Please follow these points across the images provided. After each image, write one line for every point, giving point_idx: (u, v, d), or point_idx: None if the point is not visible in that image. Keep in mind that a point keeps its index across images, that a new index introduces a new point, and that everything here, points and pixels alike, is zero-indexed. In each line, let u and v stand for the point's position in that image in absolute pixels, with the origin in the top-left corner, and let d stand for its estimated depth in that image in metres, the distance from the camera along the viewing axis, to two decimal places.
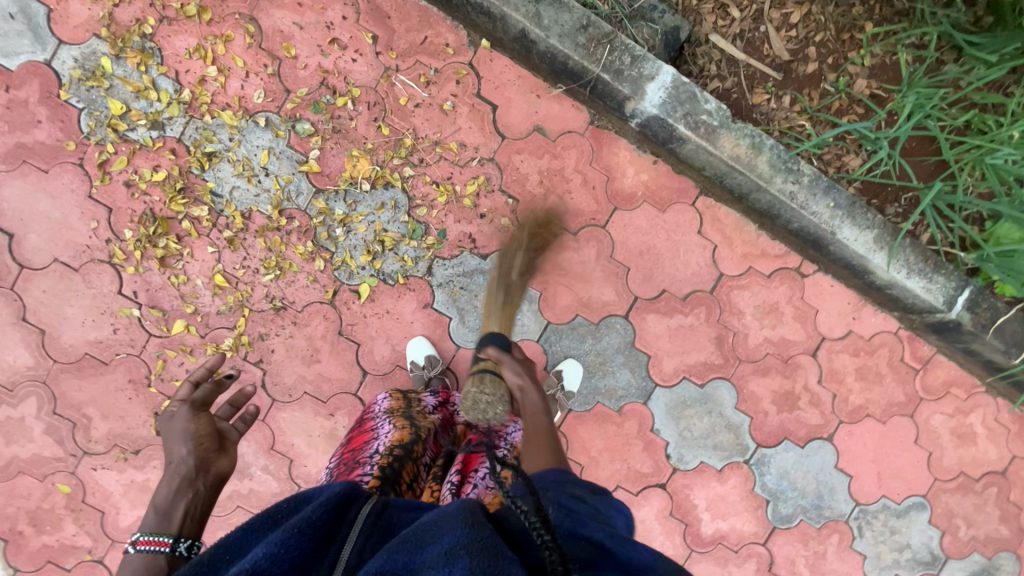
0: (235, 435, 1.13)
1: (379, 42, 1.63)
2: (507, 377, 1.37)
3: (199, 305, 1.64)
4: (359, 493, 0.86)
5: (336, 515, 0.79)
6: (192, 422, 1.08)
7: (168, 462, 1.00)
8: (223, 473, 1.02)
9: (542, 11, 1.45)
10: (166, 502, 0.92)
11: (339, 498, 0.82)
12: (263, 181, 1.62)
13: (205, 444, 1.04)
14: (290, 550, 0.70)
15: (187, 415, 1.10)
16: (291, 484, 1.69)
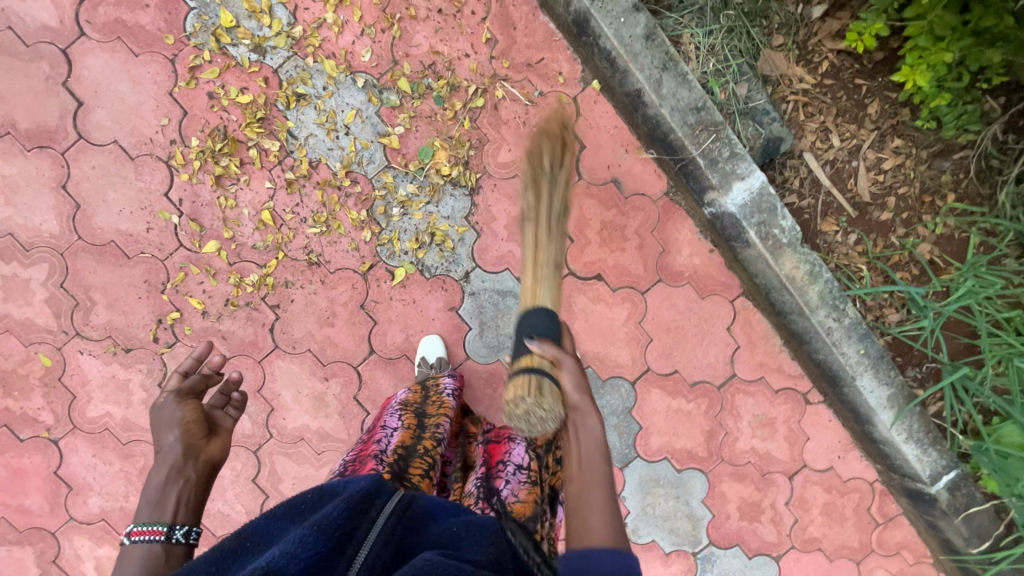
0: (226, 422, 1.12)
1: (497, 47, 1.64)
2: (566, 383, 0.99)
3: (238, 233, 1.63)
4: (380, 490, 0.89)
5: (355, 514, 0.81)
6: (180, 407, 1.04)
7: (158, 449, 0.98)
8: (213, 462, 1.01)
9: (664, 79, 1.46)
10: (156, 492, 0.92)
11: (360, 496, 0.84)
12: (340, 138, 1.62)
13: (192, 431, 1.01)
14: (309, 548, 0.73)
15: (175, 403, 1.05)
16: (263, 431, 1.70)
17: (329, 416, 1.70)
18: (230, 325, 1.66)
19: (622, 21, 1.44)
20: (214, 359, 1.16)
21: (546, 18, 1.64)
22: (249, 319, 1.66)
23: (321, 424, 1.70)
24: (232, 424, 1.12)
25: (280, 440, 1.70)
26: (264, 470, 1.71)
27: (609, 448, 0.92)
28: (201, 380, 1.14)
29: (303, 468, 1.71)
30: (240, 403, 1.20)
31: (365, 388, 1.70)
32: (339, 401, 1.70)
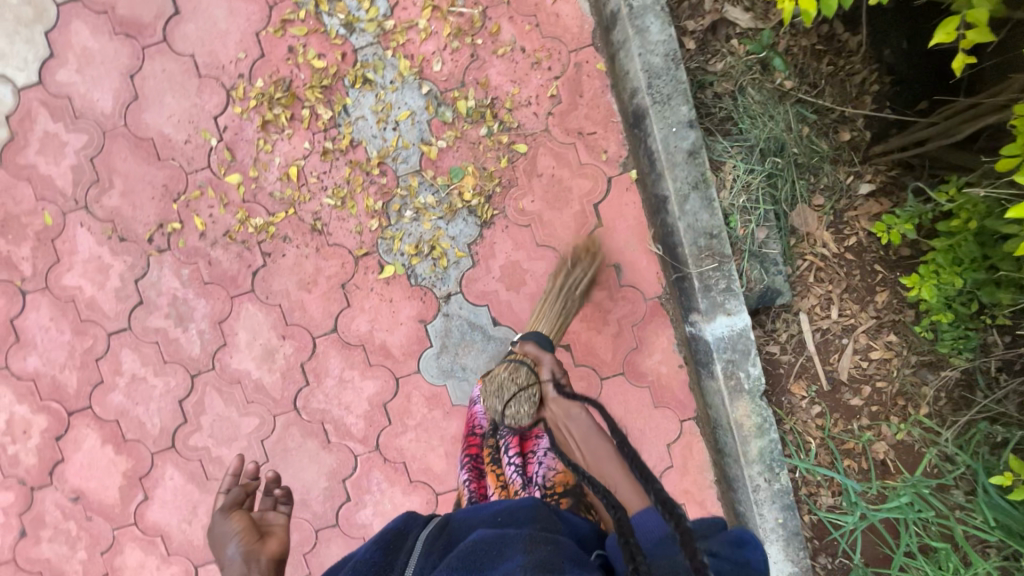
0: (277, 521, 1.21)
1: (557, 106, 1.71)
2: (542, 375, 1.35)
3: (262, 177, 1.72)
4: (412, 522, 1.06)
5: (389, 551, 0.97)
6: (228, 521, 1.14)
7: (222, 563, 1.06)
8: (277, 556, 1.08)
9: (690, 196, 1.50)
10: None
11: (390, 536, 1.01)
12: (387, 130, 1.70)
13: (247, 537, 1.10)
14: None
15: (222, 517, 1.16)
16: (208, 361, 1.76)
17: (272, 371, 1.76)
18: (220, 254, 1.74)
19: (674, 130, 1.49)
20: (249, 465, 1.35)
21: (612, 99, 1.70)
22: (238, 256, 1.74)
23: (261, 375, 1.76)
24: (284, 519, 1.22)
25: (219, 375, 1.77)
26: (194, 395, 1.77)
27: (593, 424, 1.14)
28: (239, 493, 1.26)
29: (229, 408, 1.77)
30: (281, 500, 1.30)
31: (314, 359, 1.76)
32: (287, 361, 1.76)
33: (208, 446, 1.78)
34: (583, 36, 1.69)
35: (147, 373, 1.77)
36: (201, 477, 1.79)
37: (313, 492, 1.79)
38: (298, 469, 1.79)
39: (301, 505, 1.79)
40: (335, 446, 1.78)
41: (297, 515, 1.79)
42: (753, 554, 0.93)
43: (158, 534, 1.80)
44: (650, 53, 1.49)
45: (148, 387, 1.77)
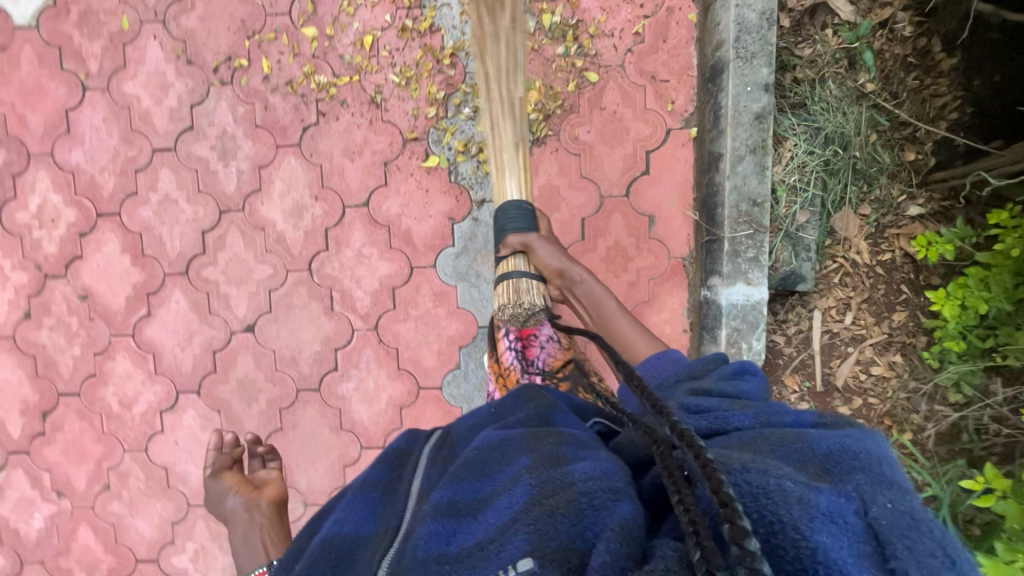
0: (259, 476, 1.48)
1: (640, 45, 1.69)
2: (540, 258, 1.55)
3: (337, 38, 1.73)
4: (415, 439, 1.01)
5: (393, 468, 0.96)
6: (221, 480, 1.43)
7: (226, 511, 1.37)
8: (273, 500, 1.40)
9: (745, 159, 1.49)
10: (242, 540, 1.30)
11: (394, 455, 0.98)
12: (468, 24, 1.71)
13: (243, 488, 1.40)
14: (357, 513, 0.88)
15: (213, 478, 1.43)
16: (239, 200, 1.80)
17: (296, 228, 1.80)
18: (276, 101, 1.76)
19: (748, 90, 1.47)
20: (218, 439, 1.54)
21: (694, 51, 1.68)
22: (294, 108, 1.76)
23: (285, 229, 1.80)
24: (276, 473, 1.51)
25: (246, 217, 1.80)
26: (217, 229, 1.81)
27: (595, 289, 1.55)
28: (228, 455, 1.51)
29: (247, 251, 1.81)
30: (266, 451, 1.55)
31: (339, 227, 1.79)
32: (313, 222, 1.79)
33: (218, 282, 1.83)
34: None
35: (178, 197, 1.81)
36: (204, 309, 1.84)
37: (304, 353, 1.84)
38: (296, 327, 1.83)
39: (290, 361, 1.84)
40: (337, 315, 1.82)
41: (284, 370, 1.85)
42: (748, 384, 1.06)
43: (151, 351, 1.86)
44: (747, 7, 1.45)
45: (176, 210, 1.81)
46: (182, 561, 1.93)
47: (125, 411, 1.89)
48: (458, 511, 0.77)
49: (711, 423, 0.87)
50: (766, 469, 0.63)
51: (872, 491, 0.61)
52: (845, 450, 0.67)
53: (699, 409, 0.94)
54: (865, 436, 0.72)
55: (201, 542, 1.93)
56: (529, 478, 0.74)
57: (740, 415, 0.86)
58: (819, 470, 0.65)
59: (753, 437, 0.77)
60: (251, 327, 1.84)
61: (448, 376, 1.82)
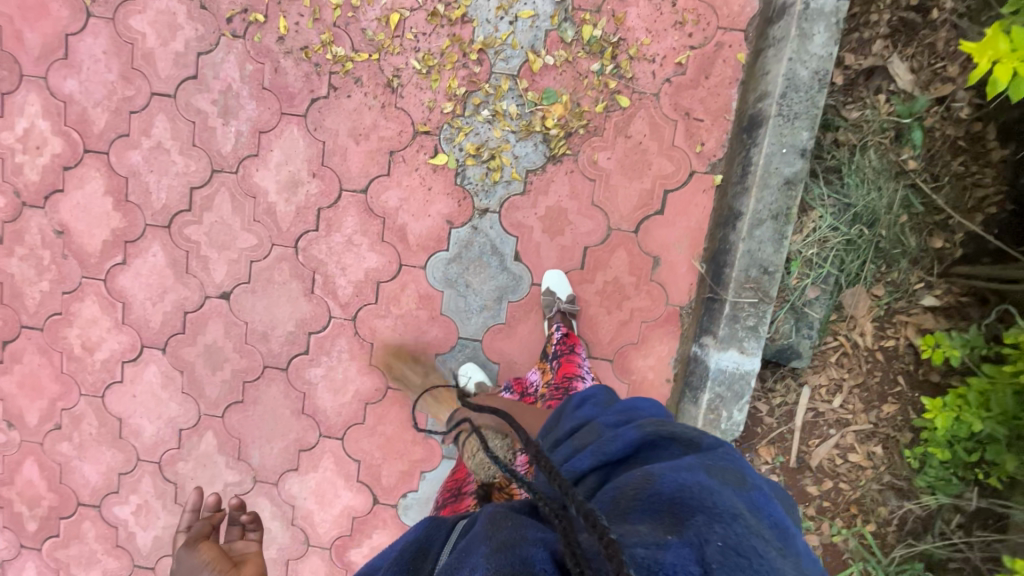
0: (242, 553, 1.17)
1: (679, 77, 1.59)
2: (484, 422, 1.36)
3: (362, 9, 1.62)
4: (437, 534, 0.85)
5: (411, 568, 0.79)
6: (196, 553, 1.09)
7: None
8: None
9: (765, 224, 1.40)
10: None
11: (412, 549, 0.82)
12: (502, 21, 1.60)
13: (218, 565, 1.07)
14: None
15: (188, 552, 1.08)
16: (233, 163, 1.71)
17: (288, 202, 1.72)
18: (289, 66, 1.66)
19: (783, 152, 1.37)
20: (208, 496, 1.22)
21: (736, 94, 1.57)
22: (305, 77, 1.66)
23: (277, 201, 1.72)
24: (256, 548, 1.20)
25: (238, 181, 1.72)
26: (207, 188, 1.73)
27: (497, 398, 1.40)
28: (204, 526, 1.16)
29: (234, 217, 1.73)
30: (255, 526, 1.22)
31: (332, 209, 1.71)
32: (306, 199, 1.71)
33: (199, 243, 1.75)
34: (740, 17, 1.55)
35: (171, 147, 1.72)
36: (181, 267, 1.77)
37: (276, 330, 1.78)
38: (272, 303, 1.77)
39: (261, 336, 1.79)
40: (316, 298, 1.75)
41: (254, 344, 1.79)
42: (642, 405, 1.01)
43: (122, 300, 1.80)
44: (800, 62, 1.34)
45: (167, 161, 1.73)
46: (124, 513, 1.91)
47: (86, 355, 1.84)
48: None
49: (567, 467, 0.86)
50: (624, 539, 0.65)
51: (709, 532, 0.66)
52: (686, 489, 0.71)
53: (567, 459, 0.90)
54: (696, 464, 0.76)
55: (145, 497, 1.90)
56: (484, 573, 0.65)
57: (581, 458, 0.86)
58: (671, 521, 0.69)
59: (614, 491, 0.77)
60: (226, 295, 1.77)
61: (419, 381, 1.76)
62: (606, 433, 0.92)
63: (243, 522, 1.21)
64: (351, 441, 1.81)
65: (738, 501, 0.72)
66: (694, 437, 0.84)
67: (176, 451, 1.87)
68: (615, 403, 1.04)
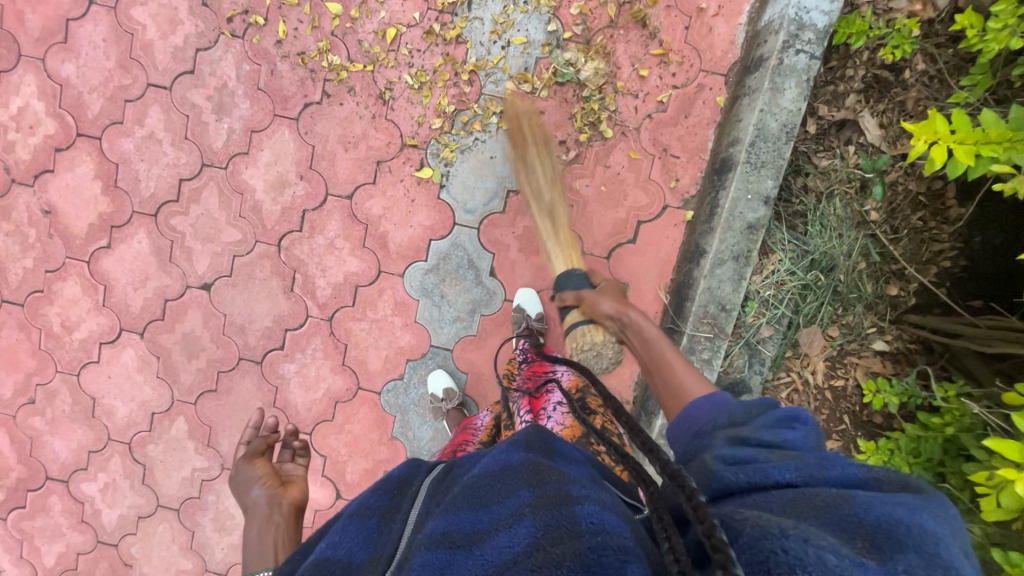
0: (292, 473, 1.50)
1: (659, 114, 1.65)
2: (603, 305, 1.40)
3: (360, 22, 1.67)
4: (419, 469, 0.98)
5: (394, 496, 0.92)
6: (252, 467, 1.43)
7: (247, 503, 1.36)
8: (295, 503, 1.38)
9: (727, 263, 1.48)
10: (257, 539, 1.27)
11: (397, 484, 0.95)
12: (495, 45, 1.65)
13: (269, 481, 1.40)
14: (352, 536, 0.84)
15: (246, 465, 1.44)
16: (223, 158, 1.76)
17: (275, 201, 1.76)
18: (284, 69, 1.71)
19: (748, 198, 1.45)
20: (267, 420, 1.55)
21: (712, 135, 1.64)
22: (300, 82, 1.71)
23: (264, 199, 1.76)
24: (301, 473, 1.52)
25: (226, 176, 1.77)
26: (196, 181, 1.77)
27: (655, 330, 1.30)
28: (262, 443, 1.50)
29: (220, 211, 1.78)
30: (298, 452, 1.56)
31: (317, 212, 1.76)
32: (292, 199, 1.76)
33: (184, 234, 1.80)
34: (722, 62, 1.62)
35: (163, 138, 1.76)
36: (165, 256, 1.82)
37: (254, 324, 1.83)
38: (251, 298, 1.82)
39: (239, 328, 1.84)
40: (294, 296, 1.81)
41: (231, 336, 1.84)
42: (799, 429, 0.80)
43: (103, 283, 1.84)
44: (770, 114, 1.41)
45: (159, 151, 1.77)
46: (91, 489, 1.96)
47: (65, 333, 1.88)
48: (452, 543, 0.71)
49: (748, 474, 0.70)
50: (806, 537, 0.54)
51: (924, 573, 0.53)
52: (898, 523, 0.58)
53: (736, 460, 0.75)
54: (919, 505, 0.61)
55: (113, 476, 1.95)
56: (533, 518, 0.68)
57: (781, 469, 0.70)
58: (866, 544, 0.56)
59: (794, 495, 0.65)
60: (207, 286, 1.82)
61: (389, 384, 1.82)
62: (802, 444, 0.78)
63: (292, 448, 1.55)
64: (319, 437, 1.86)
65: (964, 562, 0.58)
66: (919, 481, 0.67)
67: (146, 434, 1.92)
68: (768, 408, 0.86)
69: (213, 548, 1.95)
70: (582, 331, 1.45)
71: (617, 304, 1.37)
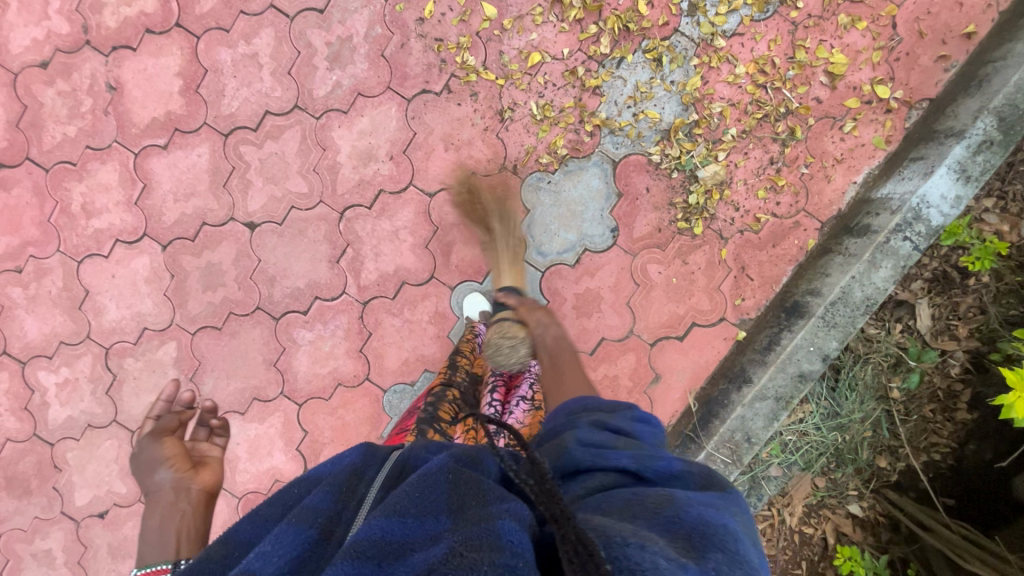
0: (212, 452, 1.28)
1: (751, 234, 1.68)
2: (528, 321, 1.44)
3: (508, 34, 1.64)
4: (373, 459, 0.74)
5: (343, 496, 0.67)
6: (159, 447, 1.21)
7: (150, 489, 1.14)
8: (207, 489, 1.17)
9: (768, 400, 1.54)
10: (157, 533, 1.07)
11: (349, 472, 0.71)
12: (628, 109, 1.64)
13: (179, 464, 1.18)
14: (283, 548, 0.60)
15: (153, 444, 1.22)
16: (320, 108, 1.68)
17: (355, 169, 1.70)
18: (416, 49, 1.65)
19: (810, 349, 1.52)
20: (183, 395, 1.33)
21: (789, 272, 1.68)
22: (427, 66, 1.65)
23: (344, 163, 1.69)
24: (218, 453, 1.29)
25: (315, 126, 1.68)
26: (281, 118, 1.68)
27: (565, 334, 1.43)
28: (176, 419, 1.29)
29: (296, 157, 1.70)
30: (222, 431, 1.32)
31: (393, 197, 1.70)
32: (374, 175, 1.70)
33: (249, 165, 1.70)
34: (825, 209, 1.66)
35: (266, 64, 1.67)
36: (220, 179, 1.71)
37: (285, 280, 1.75)
38: (293, 254, 1.73)
39: (269, 277, 1.75)
40: (338, 269, 1.74)
41: (257, 283, 1.75)
42: (644, 428, 0.93)
43: (144, 181, 1.72)
44: (859, 284, 1.49)
45: (255, 74, 1.67)
46: (48, 380, 1.83)
47: (82, 216, 1.75)
48: (360, 554, 0.55)
49: (593, 456, 0.79)
50: (644, 543, 0.55)
51: (728, 572, 0.59)
52: (708, 524, 0.65)
53: (592, 443, 0.83)
54: (723, 506, 0.70)
55: (77, 375, 1.82)
56: (454, 536, 0.56)
57: (620, 456, 0.79)
58: (686, 544, 0.61)
59: (631, 495, 0.71)
60: (252, 226, 1.73)
61: (397, 387, 1.76)
62: (648, 437, 0.90)
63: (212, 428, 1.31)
64: (309, 412, 1.79)
65: (754, 558, 0.67)
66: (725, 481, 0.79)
67: (129, 345, 1.80)
68: (636, 414, 0.96)
69: None
70: (510, 324, 1.43)
71: (549, 317, 1.46)
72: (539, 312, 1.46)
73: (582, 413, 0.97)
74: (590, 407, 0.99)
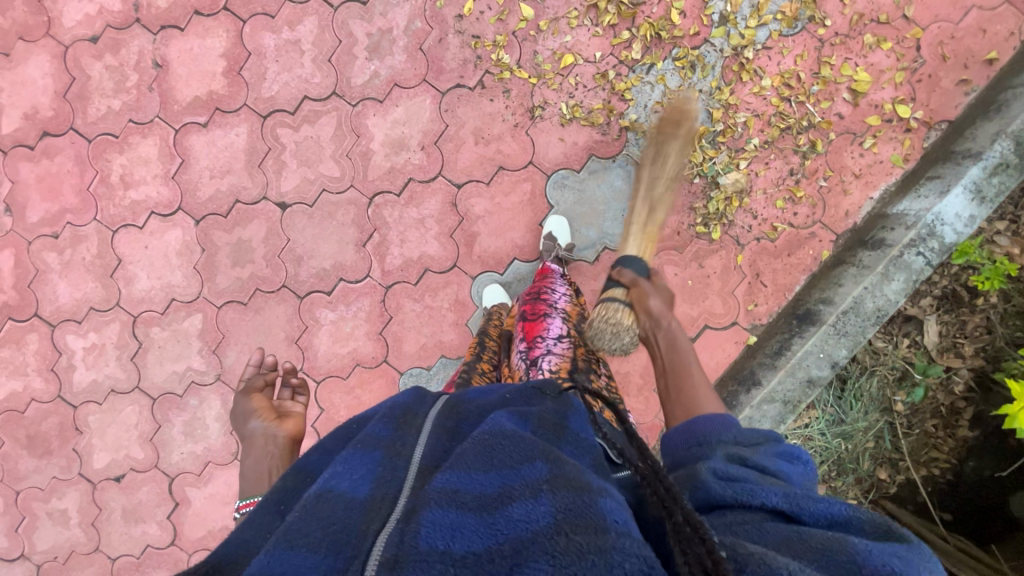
0: (296, 408, 1.34)
1: (767, 241, 1.72)
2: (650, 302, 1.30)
3: (544, 35, 1.69)
4: (424, 401, 0.91)
5: (401, 429, 0.82)
6: (249, 400, 1.30)
7: (247, 434, 1.23)
8: (291, 437, 1.24)
9: (776, 403, 1.59)
10: (252, 469, 1.15)
11: (402, 413, 0.87)
12: (655, 114, 1.69)
13: (267, 414, 1.26)
14: (353, 471, 0.73)
15: (243, 399, 1.30)
16: (356, 96, 1.73)
17: (386, 156, 1.75)
18: (454, 44, 1.71)
19: (820, 356, 1.57)
20: (257, 356, 1.37)
21: (802, 281, 1.72)
22: (462, 61, 1.71)
23: (377, 150, 1.75)
24: (301, 409, 1.35)
25: (351, 113, 1.74)
26: (319, 103, 1.74)
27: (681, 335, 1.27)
28: (263, 379, 1.37)
29: (330, 142, 1.75)
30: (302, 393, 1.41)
31: (422, 185, 1.76)
32: (404, 163, 1.75)
33: (285, 147, 1.76)
34: (840, 221, 1.70)
35: (308, 51, 1.73)
36: (255, 159, 1.77)
37: (312, 260, 1.80)
38: (321, 235, 1.79)
39: (297, 256, 1.80)
40: (363, 252, 1.79)
41: (285, 262, 1.80)
42: (795, 469, 0.82)
43: (182, 157, 1.78)
44: (871, 296, 1.53)
45: (296, 60, 1.74)
46: (75, 344, 1.89)
47: (120, 187, 1.81)
48: (462, 503, 0.64)
49: (731, 488, 0.71)
50: (782, 565, 0.53)
51: None
52: (880, 563, 0.56)
53: (728, 475, 0.75)
54: (907, 554, 0.59)
55: (103, 340, 1.88)
56: (551, 496, 0.62)
57: (768, 492, 0.69)
58: (842, 574, 0.56)
59: (780, 528, 0.64)
60: (283, 206, 1.78)
61: (414, 369, 1.80)
62: (796, 477, 0.79)
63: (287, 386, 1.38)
64: (327, 390, 1.84)
65: None
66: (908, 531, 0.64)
67: (156, 315, 1.85)
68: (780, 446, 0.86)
69: (172, 449, 1.89)
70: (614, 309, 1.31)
71: (666, 308, 1.30)
72: (654, 300, 1.30)
73: (719, 441, 0.90)
74: (730, 437, 0.90)
